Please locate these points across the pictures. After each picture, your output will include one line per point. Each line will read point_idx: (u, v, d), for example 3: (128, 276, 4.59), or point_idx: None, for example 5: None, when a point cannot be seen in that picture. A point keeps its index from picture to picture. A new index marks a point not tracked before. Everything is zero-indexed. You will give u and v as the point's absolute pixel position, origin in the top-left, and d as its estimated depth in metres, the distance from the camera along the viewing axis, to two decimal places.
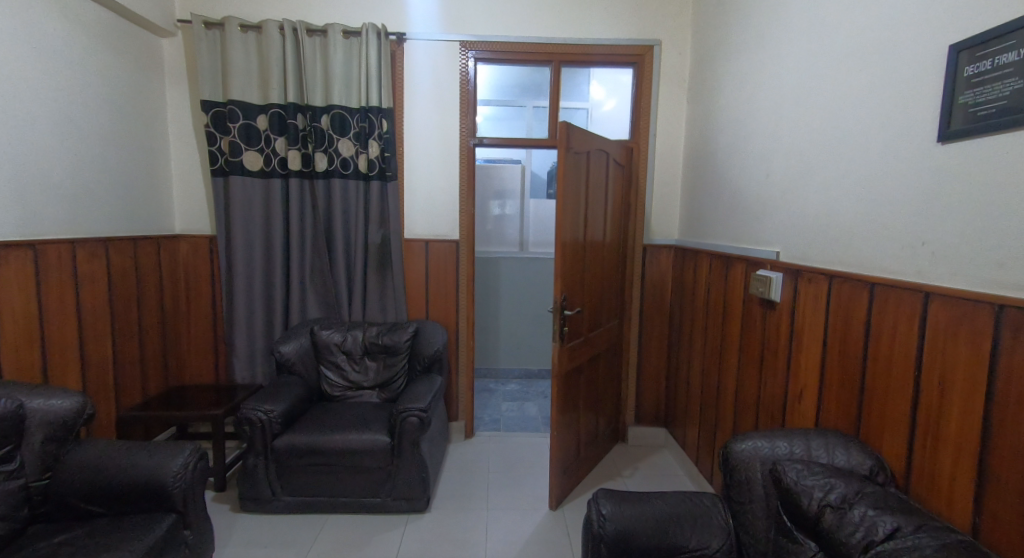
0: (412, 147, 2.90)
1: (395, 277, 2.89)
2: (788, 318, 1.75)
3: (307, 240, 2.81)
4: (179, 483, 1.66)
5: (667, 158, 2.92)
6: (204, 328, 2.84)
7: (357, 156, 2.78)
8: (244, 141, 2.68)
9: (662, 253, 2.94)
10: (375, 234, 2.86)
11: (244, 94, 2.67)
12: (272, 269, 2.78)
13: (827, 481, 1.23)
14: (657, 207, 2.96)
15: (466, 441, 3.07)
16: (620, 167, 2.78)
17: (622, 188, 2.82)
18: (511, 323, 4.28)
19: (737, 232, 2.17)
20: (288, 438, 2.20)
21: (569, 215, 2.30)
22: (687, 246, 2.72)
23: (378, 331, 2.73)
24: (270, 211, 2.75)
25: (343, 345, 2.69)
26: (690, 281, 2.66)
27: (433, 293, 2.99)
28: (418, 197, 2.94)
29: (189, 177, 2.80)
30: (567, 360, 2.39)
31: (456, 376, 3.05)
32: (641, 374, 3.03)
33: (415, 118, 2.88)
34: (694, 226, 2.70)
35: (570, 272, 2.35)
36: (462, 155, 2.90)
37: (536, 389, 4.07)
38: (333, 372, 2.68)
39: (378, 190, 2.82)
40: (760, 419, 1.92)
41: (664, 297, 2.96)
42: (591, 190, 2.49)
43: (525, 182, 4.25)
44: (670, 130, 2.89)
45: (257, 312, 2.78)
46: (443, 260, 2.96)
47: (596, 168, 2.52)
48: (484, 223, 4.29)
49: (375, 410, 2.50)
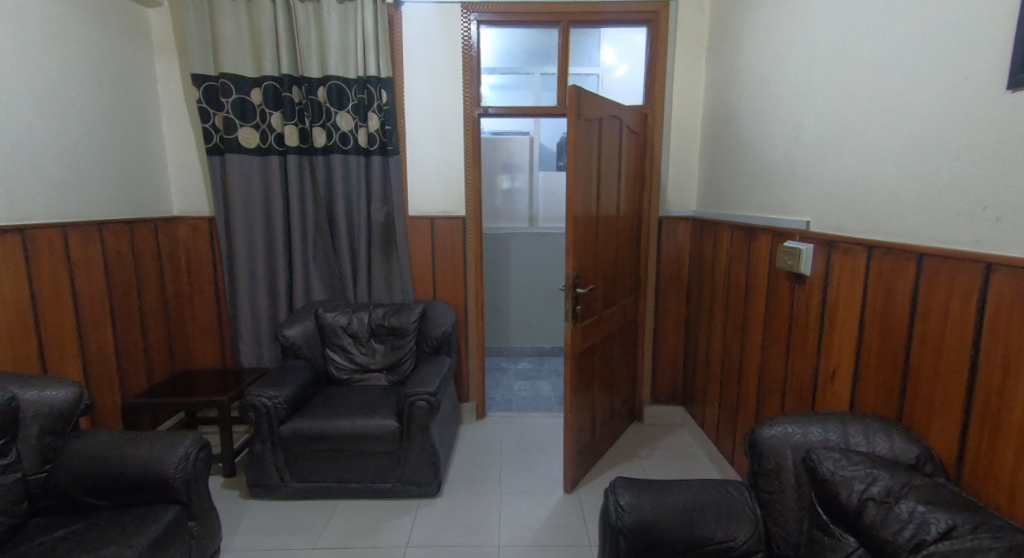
0: (414, 119, 2.76)
1: (401, 257, 2.80)
2: (820, 293, 1.63)
3: (310, 220, 2.72)
4: (180, 474, 1.61)
5: (684, 125, 2.75)
6: (208, 314, 2.78)
7: (356, 130, 2.66)
8: (239, 117, 2.57)
9: (679, 225, 2.80)
10: (379, 212, 2.76)
11: (235, 67, 2.54)
12: (275, 251, 2.70)
13: (870, 471, 1.12)
14: (674, 177, 2.80)
15: (477, 423, 3.01)
16: (634, 135, 2.62)
17: (636, 157, 2.66)
18: (522, 300, 4.18)
19: (762, 201, 2.02)
20: (295, 424, 2.14)
21: (580, 188, 2.17)
22: (706, 217, 2.58)
23: (384, 313, 2.65)
24: (270, 190, 2.66)
25: (349, 327, 2.62)
26: (709, 255, 2.53)
27: (440, 271, 2.89)
28: (422, 173, 2.81)
29: (184, 156, 2.69)
30: (581, 340, 2.29)
31: (466, 357, 2.97)
32: (657, 352, 2.92)
33: (416, 88, 2.73)
34: (713, 196, 2.55)
35: (582, 248, 2.23)
36: (467, 126, 2.75)
37: (549, 368, 4.00)
38: (341, 355, 2.61)
39: (380, 165, 2.71)
40: (787, 401, 1.81)
41: (681, 271, 2.83)
42: (603, 160, 2.35)
43: (534, 154, 4.09)
44: (687, 94, 2.72)
45: (261, 295, 2.72)
46: (449, 237, 2.85)
47: (608, 136, 2.37)
48: (493, 197, 4.15)
49: (384, 394, 2.44)
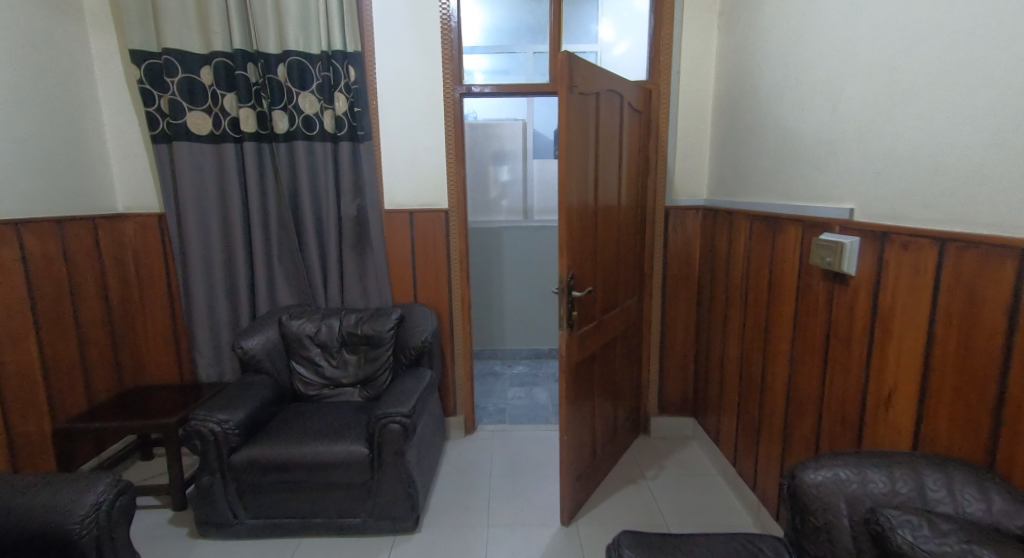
0: (388, 100, 2.44)
1: (376, 256, 2.52)
2: (868, 298, 1.33)
3: (274, 217, 2.43)
4: (86, 528, 1.31)
5: (692, 102, 2.43)
6: (162, 324, 2.49)
7: (321, 113, 2.36)
8: (187, 100, 2.27)
9: (688, 216, 2.49)
10: (350, 206, 2.46)
11: (180, 41, 2.22)
12: (234, 251, 2.42)
13: (966, 547, 0.83)
14: (681, 162, 2.49)
15: (466, 438, 2.73)
16: (637, 115, 2.31)
17: (639, 139, 2.36)
18: (517, 299, 3.88)
19: (788, 188, 1.72)
20: (248, 452, 1.86)
21: (574, 174, 1.86)
22: (719, 207, 2.28)
23: (357, 319, 2.36)
24: (226, 183, 2.36)
25: (317, 336, 2.33)
26: (723, 250, 2.23)
27: (421, 271, 2.59)
28: (399, 161, 2.51)
29: (128, 145, 2.37)
30: (578, 351, 1.99)
31: (452, 367, 2.68)
32: (665, 357, 2.62)
33: (390, 65, 2.41)
34: (728, 182, 2.25)
35: (578, 245, 1.94)
36: (448, 108, 2.44)
37: (546, 372, 3.71)
38: (307, 369, 2.32)
39: (349, 153, 2.40)
40: (823, 424, 1.51)
41: (691, 268, 2.53)
42: (601, 143, 2.04)
43: (528, 141, 3.76)
44: (696, 67, 2.40)
45: (220, 301, 2.44)
46: (430, 233, 2.55)
47: (608, 114, 2.06)
48: (484, 189, 3.83)
49: (355, 413, 2.15)
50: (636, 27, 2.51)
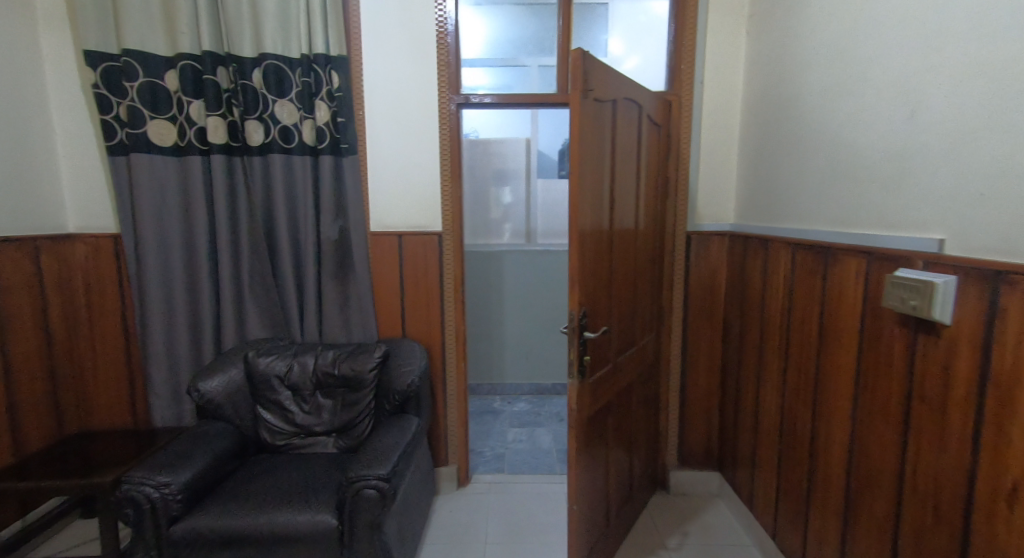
0: (376, 111, 2.19)
1: (359, 284, 2.23)
2: (973, 354, 1.03)
3: (245, 239, 2.15)
4: None
5: (718, 115, 2.17)
6: (115, 361, 2.19)
7: (301, 124, 2.10)
8: (149, 107, 2.01)
9: (711, 243, 2.20)
10: (331, 228, 2.18)
11: (142, 41, 1.97)
12: (199, 278, 2.13)
13: None
14: (704, 182, 2.21)
15: (458, 493, 2.40)
16: (656, 129, 2.05)
17: (658, 157, 2.09)
18: (518, 329, 3.58)
19: (847, 212, 1.43)
20: (194, 523, 1.55)
21: (587, 195, 1.59)
22: (751, 233, 2.00)
23: (335, 357, 2.06)
24: (191, 201, 2.09)
25: (287, 377, 2.02)
26: (757, 282, 1.94)
27: (411, 302, 2.30)
28: (388, 179, 2.24)
29: (82, 158, 2.11)
30: (590, 402, 1.69)
31: (444, 410, 2.37)
32: (686, 402, 2.30)
33: (380, 72, 2.16)
34: (760, 205, 1.97)
35: (591, 277, 1.65)
36: (444, 120, 2.19)
37: (549, 411, 3.38)
38: (275, 415, 2.00)
39: (331, 167, 2.13)
40: (906, 511, 1.20)
41: (716, 301, 2.23)
42: (618, 160, 1.77)
43: (531, 160, 3.51)
44: (721, 76, 2.14)
45: (180, 334, 2.15)
46: (421, 259, 2.27)
47: (625, 125, 1.79)
48: (483, 210, 3.56)
49: (327, 469, 1.83)
50: (644, 43, 2.28)
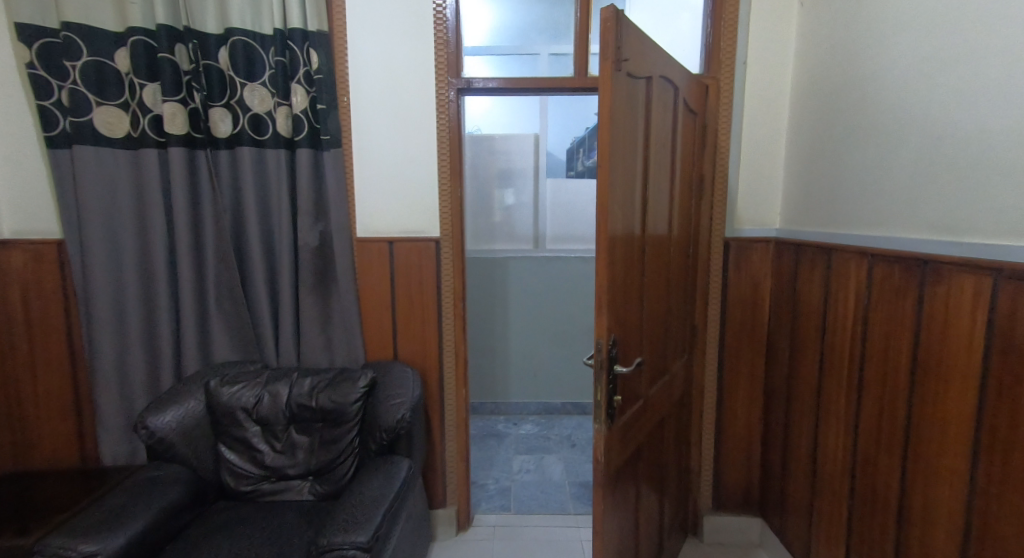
0: (363, 98, 1.88)
1: (344, 298, 1.93)
2: None
3: (211, 247, 1.85)
4: None
5: (762, 102, 1.85)
6: (59, 390, 1.88)
7: (274, 112, 1.80)
8: (95, 91, 1.71)
9: (753, 252, 1.89)
10: (310, 234, 1.87)
11: (87, 14, 1.67)
12: (156, 292, 1.83)
13: None
14: (745, 181, 1.90)
15: (457, 539, 2.09)
16: (691, 117, 1.74)
17: (693, 150, 1.77)
18: (525, 343, 3.26)
19: (960, 217, 1.12)
20: None
21: (618, 193, 1.27)
22: (806, 240, 1.68)
23: (312, 386, 1.75)
24: (147, 202, 1.79)
25: (256, 409, 1.71)
26: (815, 299, 1.62)
27: (403, 319, 1.99)
28: (377, 177, 1.93)
29: (21, 151, 1.81)
30: (619, 450, 1.37)
31: (441, 443, 2.05)
32: (722, 436, 1.98)
33: (367, 52, 1.85)
34: (816, 207, 1.66)
35: (621, 297, 1.34)
36: (442, 109, 1.88)
37: (559, 434, 3.06)
38: (240, 455, 1.69)
39: (310, 163, 1.83)
40: None
41: (758, 319, 1.91)
42: (652, 153, 1.46)
43: (540, 158, 3.20)
44: (767, 56, 1.82)
45: (135, 358, 1.84)
46: (416, 270, 1.96)
47: (659, 111, 1.48)
48: (487, 213, 3.25)
49: (298, 525, 1.52)
50: (677, 20, 1.95)
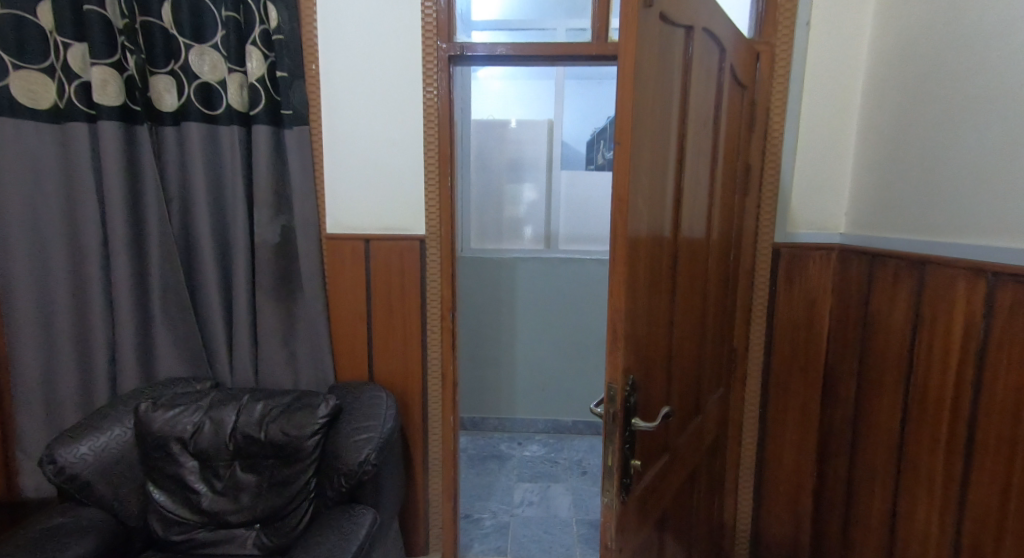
0: (336, 67, 1.56)
1: (311, 306, 1.62)
2: None
3: (154, 242, 1.55)
4: None
5: (828, 76, 1.47)
6: None
7: (227, 80, 1.51)
8: (13, 52, 1.42)
9: (809, 262, 1.52)
10: (269, 229, 1.56)
11: None
12: (88, 296, 1.54)
13: None
14: (802, 174, 1.53)
15: None
16: (738, 91, 1.37)
17: (738, 133, 1.41)
18: (533, 354, 2.92)
19: None
20: None
21: (642, 182, 0.93)
22: (886, 249, 1.31)
23: (264, 413, 1.44)
24: (75, 188, 1.49)
25: (194, 439, 1.41)
26: (898, 326, 1.25)
27: (380, 332, 1.67)
28: (352, 163, 1.61)
29: None
30: (637, 525, 1.03)
31: (424, 478, 1.73)
32: (764, 484, 1.63)
33: (342, 11, 1.54)
34: (902, 206, 1.28)
35: (644, 323, 0.99)
36: (430, 81, 1.55)
37: (568, 458, 2.73)
38: (172, 496, 1.39)
39: (269, 144, 1.52)
40: None
41: (815, 344, 1.54)
42: (690, 131, 1.11)
43: (556, 147, 2.85)
44: (838, 15, 1.44)
45: (64, 373, 1.56)
46: (397, 274, 1.64)
47: (701, 75, 1.13)
48: (494, 208, 2.92)
49: None
50: None
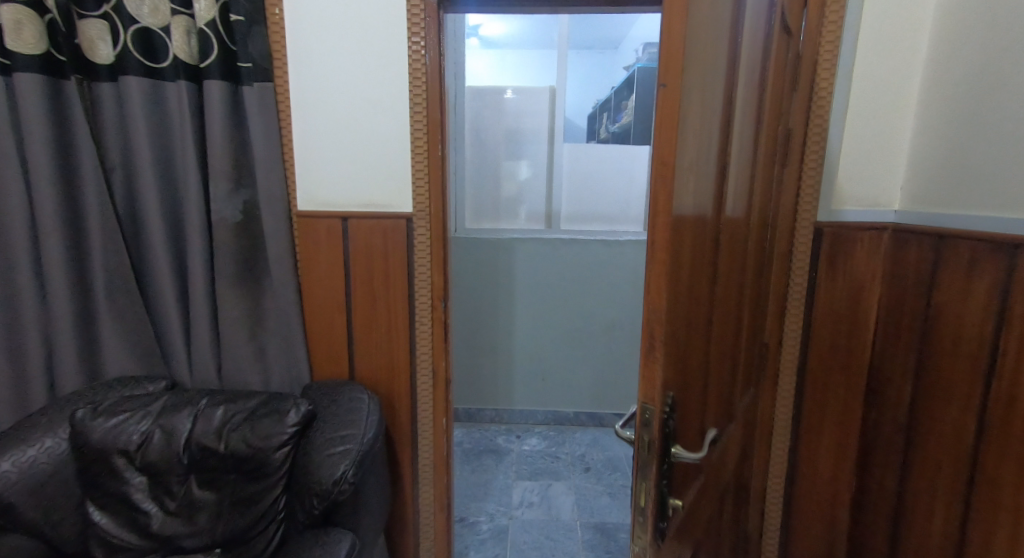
0: (303, 11, 1.31)
1: (280, 295, 1.40)
2: None
3: (92, 222, 1.31)
4: None
5: (887, 23, 1.24)
6: None
7: (170, 25, 1.27)
8: None
9: (858, 244, 1.31)
10: (229, 206, 1.33)
11: None
12: (16, 284, 1.31)
13: None
14: (852, 142, 1.31)
15: None
16: (786, 39, 1.14)
17: (783, 90, 1.18)
18: (532, 342, 2.73)
19: None
20: None
21: (688, 141, 0.71)
22: (959, 229, 1.10)
23: (223, 421, 1.24)
24: None
25: (142, 451, 1.21)
26: (973, 321, 1.05)
27: (362, 324, 1.46)
28: (324, 127, 1.37)
29: None
30: None
31: (413, 486, 1.54)
32: (796, 495, 1.45)
33: None
34: (979, 178, 1.07)
35: (683, 324, 0.78)
36: (414, 28, 1.31)
37: (570, 453, 2.55)
38: (117, 517, 1.19)
39: (223, 103, 1.28)
40: None
41: (861, 338, 1.34)
42: (738, 81, 0.88)
43: (558, 117, 2.60)
44: None
45: None
46: (380, 257, 1.42)
47: (752, 10, 0.90)
48: (491, 185, 2.68)
49: None
50: None
